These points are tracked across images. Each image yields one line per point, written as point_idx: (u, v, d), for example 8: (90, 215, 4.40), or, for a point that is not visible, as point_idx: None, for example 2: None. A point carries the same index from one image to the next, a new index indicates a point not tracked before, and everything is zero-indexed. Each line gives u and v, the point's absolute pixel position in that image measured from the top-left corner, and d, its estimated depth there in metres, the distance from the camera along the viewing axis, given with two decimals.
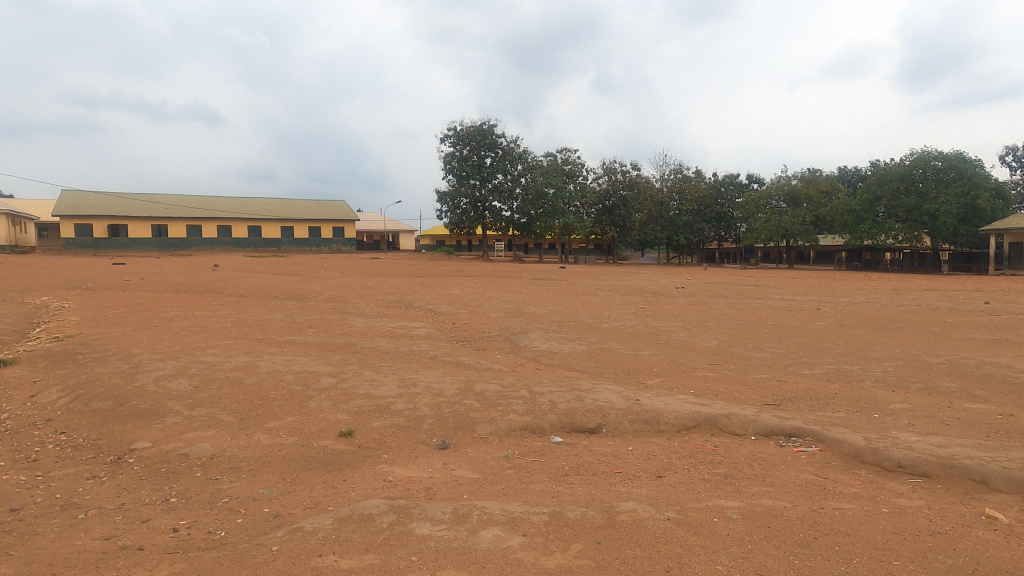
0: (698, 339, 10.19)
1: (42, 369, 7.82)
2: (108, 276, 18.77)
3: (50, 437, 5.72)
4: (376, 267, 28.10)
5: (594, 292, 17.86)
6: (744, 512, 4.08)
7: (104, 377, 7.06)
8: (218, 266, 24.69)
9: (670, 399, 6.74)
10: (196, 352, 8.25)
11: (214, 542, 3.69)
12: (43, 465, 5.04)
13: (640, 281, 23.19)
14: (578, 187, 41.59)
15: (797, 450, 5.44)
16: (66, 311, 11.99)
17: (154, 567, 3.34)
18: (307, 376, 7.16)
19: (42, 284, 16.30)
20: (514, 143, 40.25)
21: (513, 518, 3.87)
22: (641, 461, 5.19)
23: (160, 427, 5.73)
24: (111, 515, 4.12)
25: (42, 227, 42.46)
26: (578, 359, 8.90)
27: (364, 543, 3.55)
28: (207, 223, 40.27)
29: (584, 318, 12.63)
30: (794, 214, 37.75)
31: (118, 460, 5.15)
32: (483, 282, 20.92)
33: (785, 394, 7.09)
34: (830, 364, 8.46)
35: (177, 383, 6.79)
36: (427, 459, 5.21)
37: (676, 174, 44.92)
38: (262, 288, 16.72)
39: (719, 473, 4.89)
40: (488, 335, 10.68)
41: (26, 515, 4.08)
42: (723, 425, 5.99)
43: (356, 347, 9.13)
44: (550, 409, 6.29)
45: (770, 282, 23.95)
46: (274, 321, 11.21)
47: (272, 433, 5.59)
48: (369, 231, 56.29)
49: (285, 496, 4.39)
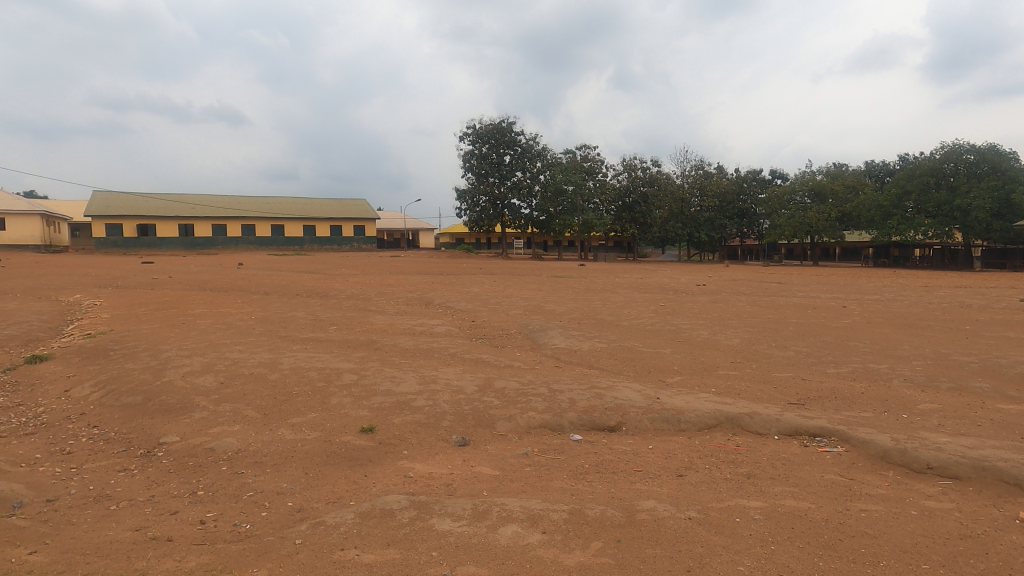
0: (719, 337, 10.07)
1: (75, 365, 8.06)
2: (138, 275, 19.33)
3: (83, 430, 5.89)
4: (396, 264, 28.35)
5: (614, 290, 17.69)
6: (767, 512, 4.03)
7: (133, 373, 7.26)
8: (242, 265, 25.11)
9: (691, 398, 6.67)
10: (222, 348, 8.44)
11: (240, 535, 3.77)
12: (77, 458, 5.20)
13: (661, 278, 23.00)
14: (598, 183, 41.16)
15: (821, 450, 5.34)
16: (97, 309, 12.33)
17: (182, 558, 3.42)
18: (329, 373, 7.26)
19: (76, 283, 16.83)
20: (533, 140, 40.10)
21: (533, 515, 3.87)
22: (661, 459, 5.15)
23: (188, 422, 5.87)
24: (141, 507, 4.24)
25: (74, 227, 43.74)
26: (597, 357, 8.86)
27: (386, 537, 3.60)
28: (232, 223, 41.04)
29: (604, 315, 12.59)
30: (819, 210, 36.96)
31: (148, 454, 5.29)
32: (503, 280, 20.89)
33: (809, 393, 6.96)
34: (856, 363, 8.26)
35: (203, 379, 6.94)
36: (447, 455, 5.24)
37: (698, 170, 44.36)
38: (286, 286, 17.02)
39: (741, 473, 4.84)
40: (507, 333, 10.71)
41: (61, 505, 4.22)
42: (745, 425, 5.91)
43: (376, 344, 9.23)
44: (570, 407, 6.28)
45: (796, 279, 23.56)
46: (297, 318, 11.41)
47: (295, 428, 5.69)
48: (389, 230, 56.80)
49: (308, 491, 4.47)
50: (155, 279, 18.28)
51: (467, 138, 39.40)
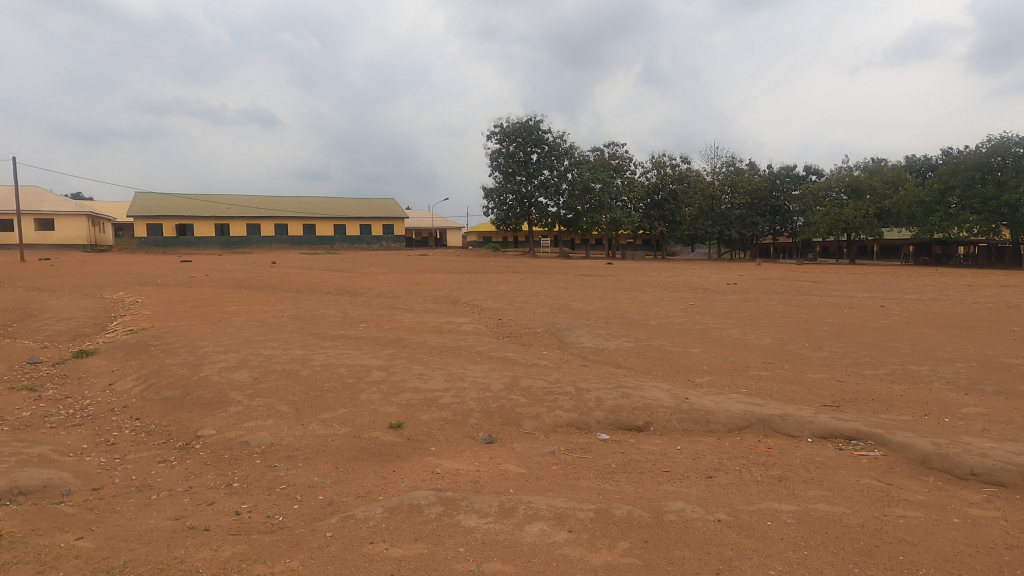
0: (751, 337, 9.85)
1: (119, 359, 8.41)
2: (176, 273, 19.94)
3: (126, 423, 6.13)
4: (424, 262, 28.67)
5: (642, 288, 17.52)
6: (799, 516, 3.94)
7: (172, 367, 7.53)
8: (274, 262, 25.66)
9: (721, 399, 6.55)
10: (256, 345, 8.66)
11: (273, 527, 3.87)
12: (121, 449, 5.43)
13: (690, 277, 22.65)
14: (626, 181, 40.71)
15: (857, 454, 5.19)
16: (139, 306, 12.82)
17: (218, 547, 3.54)
18: (358, 370, 7.39)
19: (119, 281, 17.47)
20: (561, 138, 39.94)
21: (560, 514, 3.87)
22: (690, 460, 5.08)
23: (223, 416, 6.05)
24: (179, 497, 4.40)
25: (118, 227, 45.52)
26: (624, 356, 8.79)
27: (413, 533, 3.64)
28: (266, 223, 42.11)
29: (632, 313, 12.47)
30: (855, 206, 35.71)
31: (186, 446, 5.48)
32: (530, 278, 20.87)
33: (845, 395, 6.77)
34: (896, 364, 8.00)
35: (238, 374, 7.15)
36: (474, 452, 5.29)
37: (729, 167, 43.42)
38: (317, 283, 17.34)
39: (774, 475, 4.73)
40: (533, 331, 10.72)
41: (106, 494, 4.40)
42: (777, 426, 5.79)
43: (405, 341, 9.35)
44: (597, 407, 6.24)
45: (833, 278, 22.85)
46: (328, 316, 11.63)
47: (326, 424, 5.80)
48: (417, 229, 57.45)
49: (338, 485, 4.56)
50: (192, 277, 18.83)
51: (494, 137, 39.45)
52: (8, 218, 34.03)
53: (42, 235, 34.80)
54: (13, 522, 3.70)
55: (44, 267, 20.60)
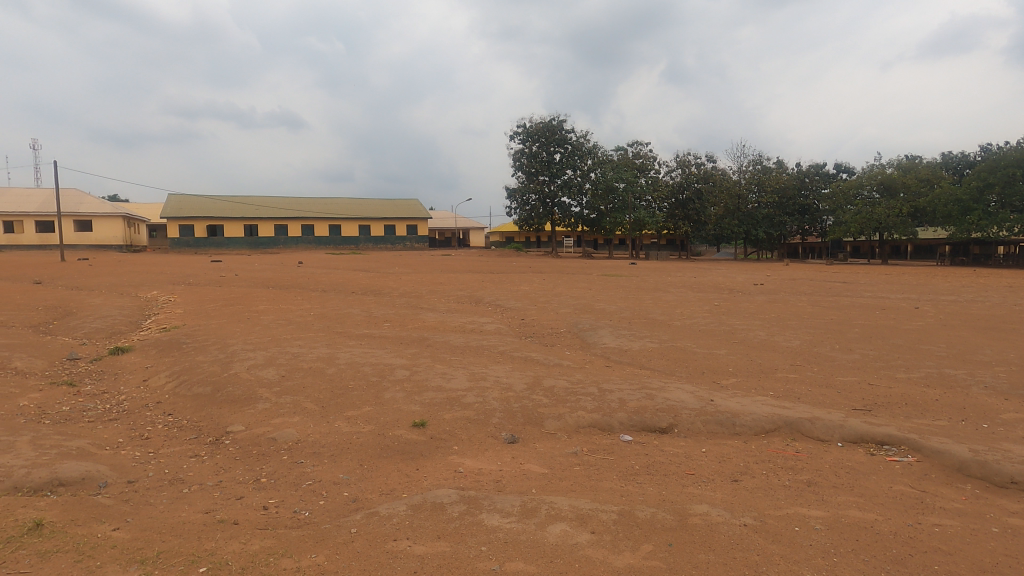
0: (778, 339, 9.67)
1: (152, 356, 8.67)
2: (207, 273, 20.40)
3: (159, 418, 6.32)
4: (447, 262, 28.85)
5: (667, 289, 17.34)
6: (828, 522, 3.85)
7: (203, 365, 7.73)
8: (301, 262, 26.07)
9: (747, 401, 6.44)
10: (283, 343, 8.80)
11: (299, 522, 3.95)
12: (155, 443, 5.59)
13: (716, 277, 22.30)
14: (650, 180, 40.35)
15: (889, 459, 5.05)
16: (171, 304, 13.17)
17: (247, 541, 3.62)
18: (383, 368, 7.48)
19: (153, 280, 17.99)
20: (584, 137, 39.74)
21: (582, 515, 3.85)
22: (715, 463, 5.00)
23: (252, 412, 6.19)
24: (210, 491, 4.51)
25: (152, 228, 46.91)
26: (648, 356, 8.71)
27: (436, 530, 3.67)
28: (293, 223, 42.94)
29: (656, 314, 12.34)
30: (888, 205, 34.68)
31: (216, 441, 5.61)
32: (552, 278, 20.82)
33: (877, 399, 6.59)
34: (931, 368, 7.76)
35: (266, 372, 7.29)
36: (496, 451, 5.30)
37: (756, 166, 42.55)
38: (342, 283, 17.58)
39: (802, 480, 4.63)
40: (556, 331, 10.71)
41: (140, 486, 4.54)
42: (805, 430, 5.66)
43: (428, 341, 9.42)
44: (620, 407, 6.20)
45: (865, 279, 22.29)
46: (353, 315, 11.79)
47: (351, 421, 5.89)
48: (441, 229, 57.83)
49: (363, 481, 4.62)
50: (222, 276, 19.24)
51: (517, 137, 39.43)
52: (49, 219, 35.32)
53: (80, 235, 36.04)
54: (53, 512, 3.84)
55: (82, 267, 21.29)
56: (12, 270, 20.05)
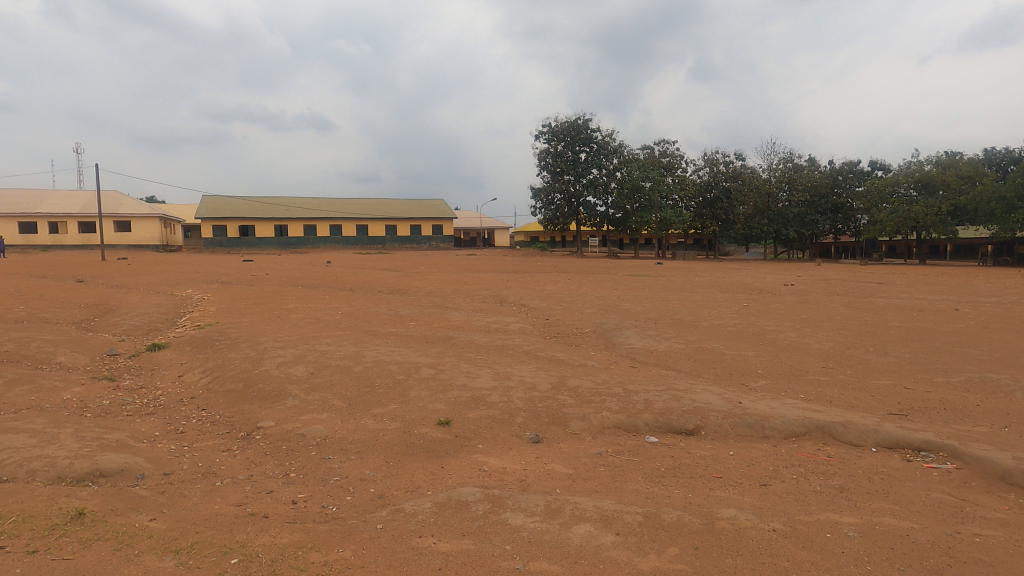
0: (809, 340, 9.46)
1: (187, 353, 8.94)
2: (239, 271, 20.91)
3: (193, 413, 6.51)
4: (472, 262, 28.94)
5: (693, 289, 17.11)
6: (862, 530, 3.75)
7: (235, 361, 7.93)
8: (330, 262, 26.53)
9: (777, 404, 6.30)
10: (312, 341, 8.98)
11: (327, 516, 4.02)
12: (189, 437, 5.76)
13: (745, 277, 21.89)
14: (677, 179, 39.87)
15: (927, 466, 4.88)
16: (205, 302, 13.54)
17: (277, 534, 3.70)
18: (408, 367, 7.55)
19: (188, 279, 18.52)
20: (610, 136, 39.48)
21: (607, 516, 3.83)
22: (743, 467, 4.92)
23: (282, 409, 6.33)
24: (241, 485, 4.63)
25: (187, 228, 48.35)
26: (674, 358, 8.60)
27: (460, 528, 3.70)
28: (321, 223, 43.71)
29: (682, 315, 12.18)
30: (926, 203, 33.57)
31: (248, 436, 5.75)
32: (577, 278, 20.74)
33: (914, 403, 6.38)
34: (971, 372, 7.48)
35: (295, 369, 7.46)
36: (521, 451, 5.31)
37: (786, 164, 41.61)
38: (369, 283, 17.84)
39: (834, 486, 4.52)
40: (581, 331, 10.67)
41: (175, 479, 4.69)
42: (837, 434, 5.51)
43: (453, 340, 9.48)
44: (646, 408, 6.15)
45: (901, 279, 21.61)
46: (380, 314, 11.95)
47: (377, 418, 5.98)
48: (466, 229, 58.17)
49: (389, 479, 4.67)
50: (253, 275, 19.68)
51: (543, 137, 39.39)
52: (91, 220, 36.68)
53: (120, 235, 37.36)
54: (95, 501, 3.99)
55: (121, 267, 22.02)
56: (57, 269, 20.87)
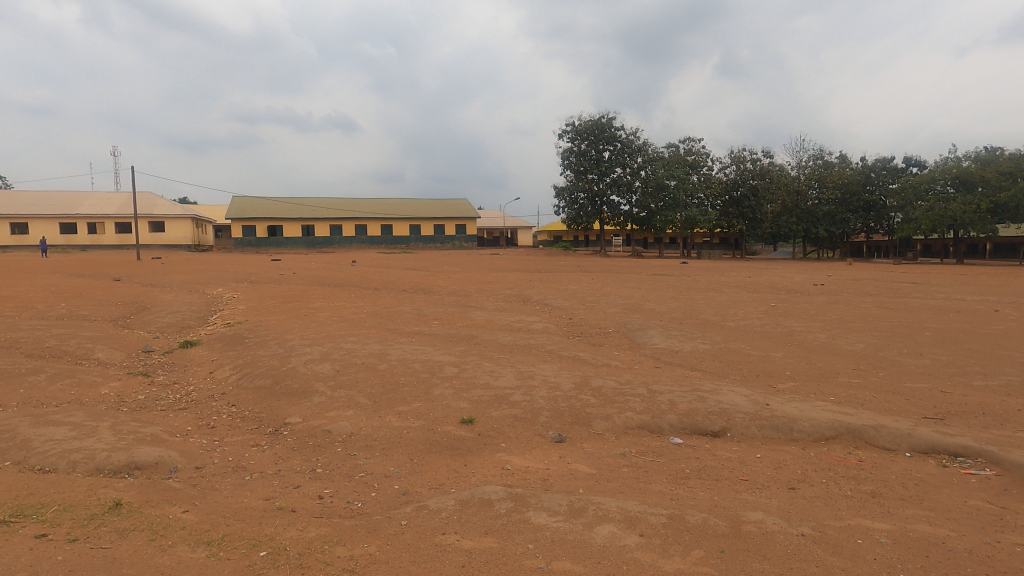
0: (840, 342, 9.21)
1: (218, 349, 9.17)
2: (267, 271, 21.33)
3: (224, 408, 6.68)
4: (494, 262, 28.92)
5: (719, 289, 16.80)
6: (894, 537, 3.64)
7: (264, 359, 8.10)
8: (356, 262, 26.95)
9: (806, 406, 6.17)
10: (338, 339, 9.11)
11: (352, 512, 4.08)
12: (219, 432, 5.91)
13: (773, 277, 21.42)
14: (702, 178, 39.26)
15: (965, 472, 4.72)
16: (235, 301, 13.82)
17: (304, 528, 3.77)
18: (432, 365, 7.60)
19: (218, 278, 18.93)
20: (634, 135, 39.08)
21: (630, 517, 3.80)
22: (771, 470, 4.82)
23: (308, 405, 6.44)
24: (270, 480, 4.73)
25: (218, 228, 49.54)
26: (699, 358, 8.48)
27: (484, 526, 3.72)
28: (347, 223, 44.31)
29: (707, 315, 11.98)
30: (964, 200, 32.36)
31: (276, 432, 5.87)
32: (601, 278, 20.57)
33: (951, 407, 6.16)
34: (1011, 375, 7.19)
35: (321, 366, 7.58)
36: (544, 450, 5.30)
37: (816, 161, 40.58)
38: (393, 282, 17.98)
39: (866, 491, 4.41)
40: (604, 330, 10.59)
41: (207, 472, 4.81)
42: (869, 438, 5.37)
43: (476, 339, 9.51)
44: (670, 409, 6.08)
45: (938, 279, 20.89)
46: (403, 313, 12.05)
47: (401, 416, 6.04)
48: (489, 229, 58.34)
49: (413, 476, 4.72)
50: (281, 275, 20.06)
51: (566, 136, 39.21)
52: (126, 220, 37.85)
53: (154, 235, 38.49)
54: (131, 493, 4.12)
55: (155, 266, 22.62)
56: (96, 268, 21.59)
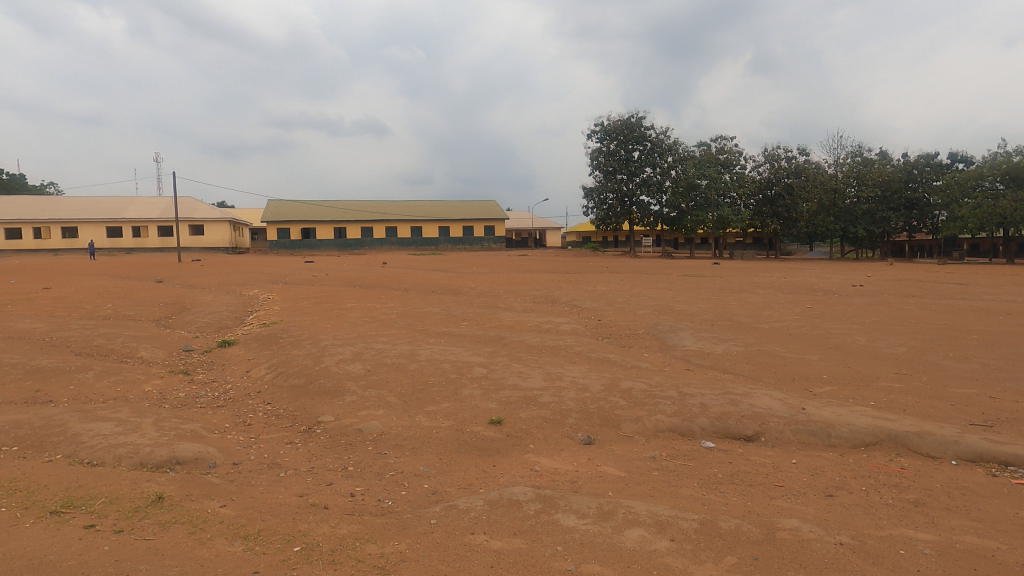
0: (880, 344, 8.89)
1: (254, 349, 9.43)
2: (301, 272, 21.82)
3: (260, 406, 6.86)
4: (523, 263, 28.95)
5: (752, 289, 16.44)
6: (939, 548, 3.50)
7: (298, 358, 8.29)
8: (386, 263, 27.30)
9: (844, 411, 5.98)
10: (369, 339, 9.26)
11: (382, 510, 4.14)
12: (255, 429, 6.07)
13: (809, 278, 20.80)
14: (735, 177, 38.49)
15: (1016, 482, 4.50)
16: (270, 302, 14.16)
17: (336, 525, 3.85)
18: (461, 366, 7.65)
19: (254, 279, 19.46)
20: (665, 134, 38.55)
21: (661, 521, 3.75)
22: (807, 476, 4.69)
23: (340, 404, 6.56)
24: (304, 476, 4.83)
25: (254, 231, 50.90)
26: (732, 361, 8.31)
27: (512, 527, 3.72)
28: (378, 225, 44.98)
29: (740, 317, 11.73)
30: (1015, 197, 30.84)
31: (309, 430, 6.00)
32: (630, 279, 20.37)
33: (1000, 414, 5.87)
34: None
35: (353, 366, 7.72)
36: (573, 452, 5.27)
37: (855, 157, 39.28)
38: (422, 283, 18.16)
39: (908, 499, 4.24)
40: (634, 332, 10.49)
41: (243, 468, 4.95)
42: (912, 446, 5.17)
43: (504, 340, 9.53)
44: (701, 412, 5.98)
45: (985, 279, 19.95)
46: (433, 313, 12.16)
47: (431, 416, 6.10)
48: (518, 229, 58.40)
49: (442, 475, 4.76)
50: (314, 276, 20.45)
51: (595, 136, 38.96)
52: (168, 224, 39.25)
53: (194, 238, 39.80)
54: (172, 487, 4.27)
55: (195, 268, 23.40)
56: (139, 270, 22.40)
